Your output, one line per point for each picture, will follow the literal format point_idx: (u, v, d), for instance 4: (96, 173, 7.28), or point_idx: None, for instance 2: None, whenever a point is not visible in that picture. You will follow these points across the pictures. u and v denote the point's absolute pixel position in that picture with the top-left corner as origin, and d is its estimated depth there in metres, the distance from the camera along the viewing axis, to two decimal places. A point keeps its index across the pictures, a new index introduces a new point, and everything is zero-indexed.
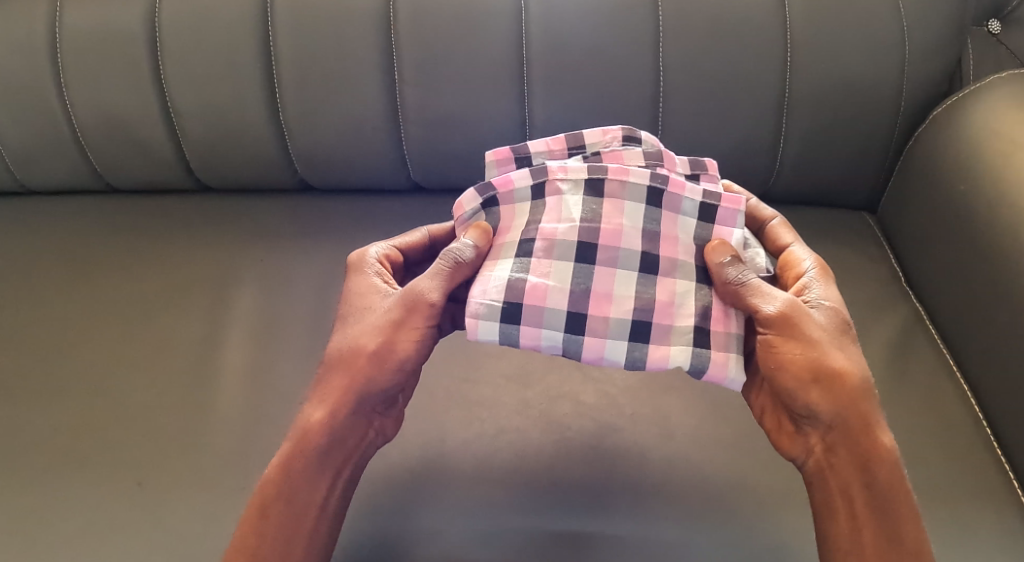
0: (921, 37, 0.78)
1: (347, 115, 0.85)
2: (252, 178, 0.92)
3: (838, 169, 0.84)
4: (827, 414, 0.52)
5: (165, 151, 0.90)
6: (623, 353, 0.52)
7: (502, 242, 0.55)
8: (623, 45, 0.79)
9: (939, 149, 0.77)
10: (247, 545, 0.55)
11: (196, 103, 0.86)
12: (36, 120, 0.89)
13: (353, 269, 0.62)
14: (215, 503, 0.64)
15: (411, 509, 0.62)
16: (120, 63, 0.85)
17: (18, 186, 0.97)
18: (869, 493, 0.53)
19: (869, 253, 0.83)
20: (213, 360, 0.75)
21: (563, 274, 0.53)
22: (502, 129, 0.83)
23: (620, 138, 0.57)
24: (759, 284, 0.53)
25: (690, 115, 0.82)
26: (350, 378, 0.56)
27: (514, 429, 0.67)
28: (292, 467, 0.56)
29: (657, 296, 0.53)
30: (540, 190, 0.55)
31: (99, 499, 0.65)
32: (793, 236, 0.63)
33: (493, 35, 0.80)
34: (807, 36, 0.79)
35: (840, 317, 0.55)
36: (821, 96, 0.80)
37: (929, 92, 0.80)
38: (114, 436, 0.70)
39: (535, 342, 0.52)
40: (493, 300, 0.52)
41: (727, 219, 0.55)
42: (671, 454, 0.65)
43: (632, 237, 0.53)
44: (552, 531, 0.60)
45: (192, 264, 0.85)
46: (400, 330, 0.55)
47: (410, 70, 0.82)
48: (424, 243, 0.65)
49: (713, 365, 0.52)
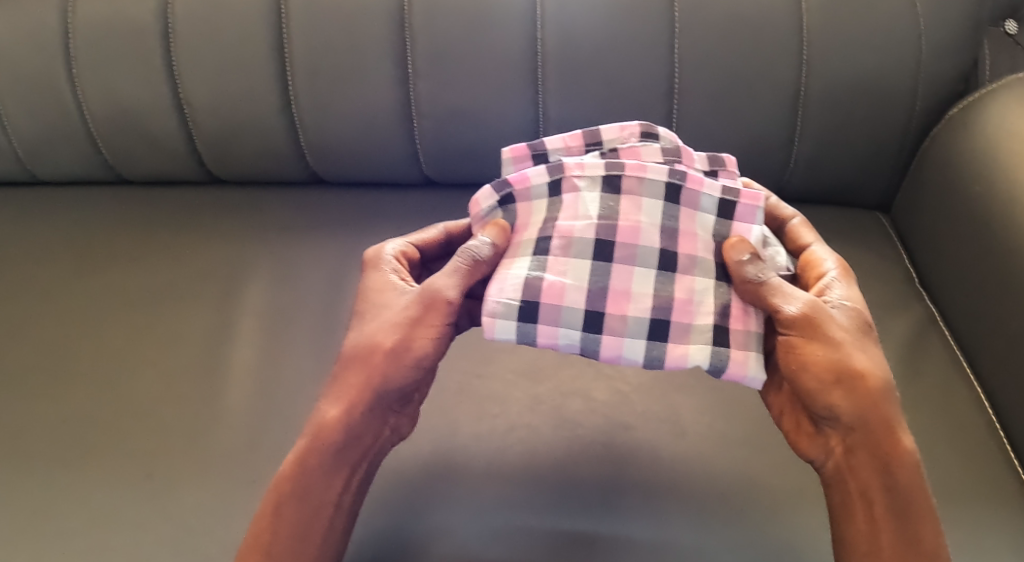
0: (938, 35, 0.78)
1: (360, 109, 0.84)
2: (264, 170, 0.92)
3: (853, 167, 0.84)
4: (848, 416, 0.52)
5: (177, 143, 0.90)
6: (641, 351, 0.51)
7: (520, 239, 0.55)
8: (637, 40, 0.79)
9: (955, 148, 0.77)
10: (261, 541, 0.55)
11: (208, 95, 0.86)
12: (47, 111, 0.89)
13: (369, 265, 0.61)
14: (225, 496, 0.64)
15: (423, 506, 0.62)
16: (132, 54, 0.85)
17: (28, 176, 0.97)
18: (889, 496, 0.53)
19: (882, 252, 0.83)
20: (223, 352, 0.75)
21: (581, 272, 0.52)
22: (516, 124, 0.83)
23: (638, 134, 0.56)
24: (779, 283, 0.52)
25: (704, 111, 0.81)
26: (365, 374, 0.55)
27: (525, 425, 0.67)
28: (307, 463, 0.56)
29: (675, 294, 0.53)
30: (557, 187, 0.55)
31: (108, 491, 0.65)
32: (813, 236, 0.62)
33: (507, 29, 0.80)
34: (823, 33, 0.78)
35: (861, 317, 0.55)
36: (837, 94, 0.80)
37: (945, 91, 0.80)
38: (123, 429, 0.69)
39: (552, 341, 0.51)
40: (510, 298, 0.52)
41: (746, 216, 0.54)
42: (683, 452, 0.65)
43: (650, 234, 0.53)
44: (565, 530, 0.60)
45: (203, 256, 0.85)
46: (418, 327, 0.55)
47: (423, 64, 0.81)
48: (440, 239, 0.65)
49: (732, 364, 0.51)
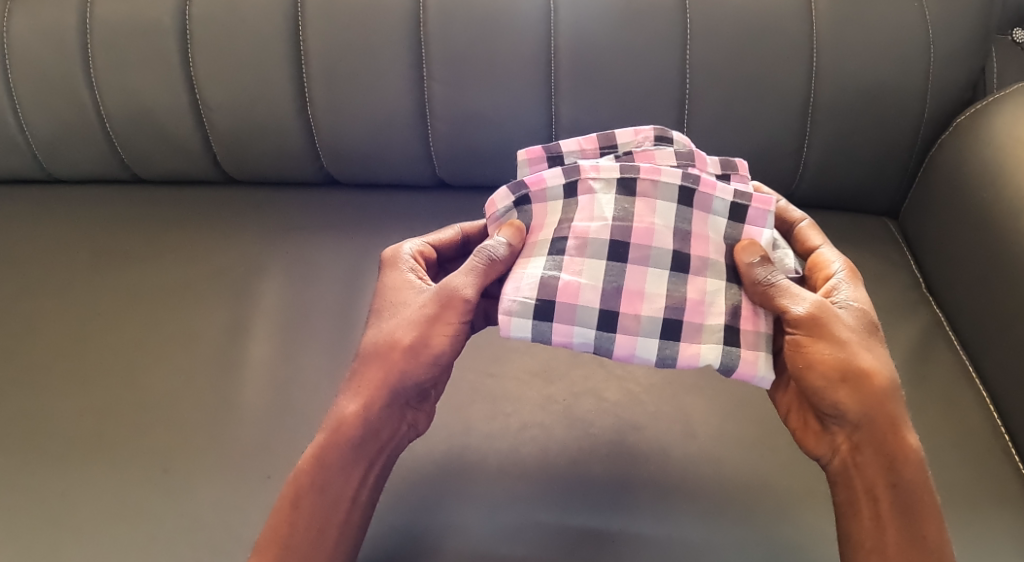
0: (946, 43, 0.79)
1: (375, 111, 0.86)
2: (279, 171, 0.93)
3: (862, 173, 0.85)
4: (854, 414, 0.53)
5: (192, 143, 0.91)
6: (654, 350, 0.53)
7: (536, 240, 0.56)
8: (649, 46, 0.80)
9: (962, 155, 0.78)
10: (279, 534, 0.56)
11: (224, 97, 0.87)
12: (65, 110, 0.91)
13: (387, 265, 0.63)
14: (241, 491, 0.65)
15: (436, 502, 0.63)
16: (150, 55, 0.86)
17: (44, 174, 0.98)
18: (895, 494, 0.54)
19: (889, 257, 0.84)
20: (239, 349, 0.76)
21: (595, 271, 0.53)
22: (528, 127, 0.84)
23: (652, 137, 0.58)
24: (788, 285, 0.53)
25: (714, 116, 0.82)
26: (384, 370, 0.57)
27: (537, 424, 0.68)
28: (325, 457, 0.57)
29: (687, 294, 0.54)
30: (573, 189, 0.56)
31: (125, 484, 0.66)
32: (822, 238, 0.64)
33: (521, 34, 0.81)
34: (832, 40, 0.79)
35: (868, 318, 0.55)
36: (845, 100, 0.81)
37: (953, 98, 0.81)
38: (140, 423, 0.71)
39: (567, 339, 0.52)
40: (526, 296, 0.53)
41: (757, 219, 0.56)
42: (693, 452, 0.66)
43: (664, 236, 0.54)
44: (577, 527, 0.61)
45: (217, 256, 0.86)
46: (435, 324, 0.56)
47: (438, 67, 0.83)
48: (457, 240, 0.66)
49: (742, 364, 0.52)
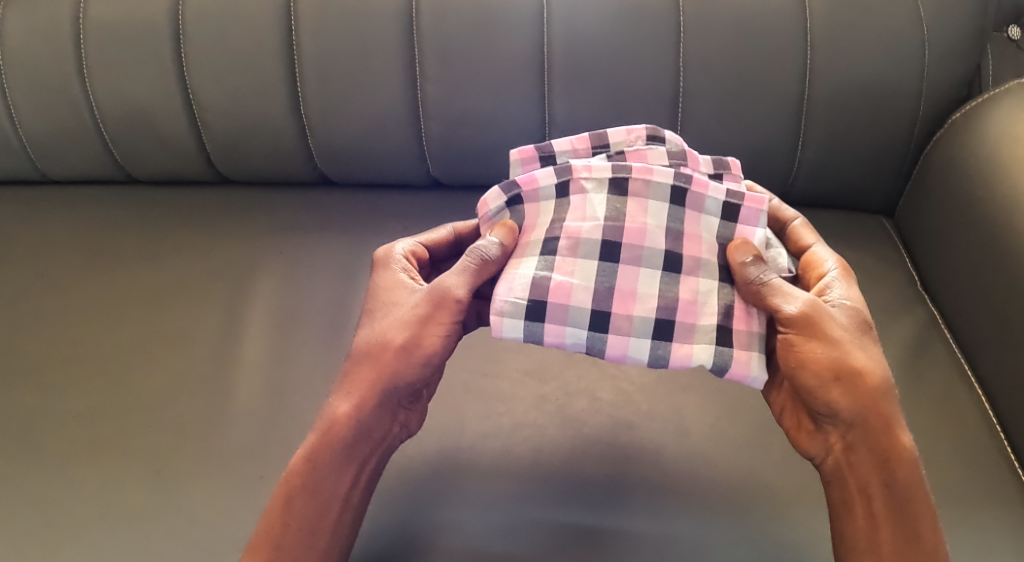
0: (941, 41, 0.79)
1: (369, 110, 0.85)
2: (274, 171, 0.93)
3: (857, 171, 0.85)
4: (847, 413, 0.53)
5: (186, 142, 0.91)
6: (647, 350, 0.52)
7: (528, 240, 0.56)
8: (643, 44, 0.80)
9: (957, 154, 0.77)
10: (271, 535, 0.56)
11: (217, 96, 0.87)
12: (59, 110, 0.90)
13: (380, 265, 0.62)
14: (234, 492, 0.65)
15: (430, 502, 0.63)
16: (143, 55, 0.86)
17: (38, 174, 0.98)
18: (888, 493, 0.54)
19: (884, 255, 0.84)
20: (232, 350, 0.76)
21: (587, 271, 0.53)
22: (523, 127, 0.84)
23: (644, 137, 0.58)
24: (780, 284, 0.53)
25: (709, 116, 0.82)
26: (376, 371, 0.56)
27: (530, 424, 0.68)
28: (317, 458, 0.57)
29: (680, 294, 0.54)
30: (565, 188, 0.56)
31: (118, 487, 0.66)
32: (815, 236, 0.63)
33: (515, 33, 0.81)
34: (827, 39, 0.79)
35: (860, 317, 0.55)
36: (840, 98, 0.80)
37: (948, 96, 0.80)
38: (134, 425, 0.70)
39: (559, 339, 0.52)
40: (518, 297, 0.53)
41: (750, 219, 0.55)
42: (686, 451, 0.66)
43: (656, 236, 0.54)
44: (571, 528, 0.61)
45: (212, 256, 0.86)
46: (427, 325, 0.56)
47: (431, 66, 0.82)
48: (449, 239, 0.66)
49: (735, 364, 0.52)
